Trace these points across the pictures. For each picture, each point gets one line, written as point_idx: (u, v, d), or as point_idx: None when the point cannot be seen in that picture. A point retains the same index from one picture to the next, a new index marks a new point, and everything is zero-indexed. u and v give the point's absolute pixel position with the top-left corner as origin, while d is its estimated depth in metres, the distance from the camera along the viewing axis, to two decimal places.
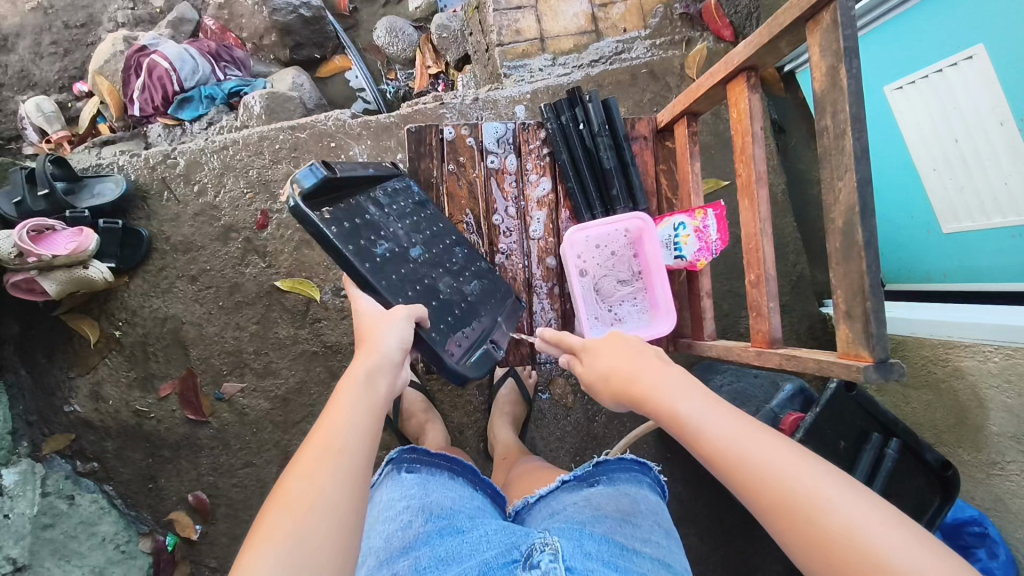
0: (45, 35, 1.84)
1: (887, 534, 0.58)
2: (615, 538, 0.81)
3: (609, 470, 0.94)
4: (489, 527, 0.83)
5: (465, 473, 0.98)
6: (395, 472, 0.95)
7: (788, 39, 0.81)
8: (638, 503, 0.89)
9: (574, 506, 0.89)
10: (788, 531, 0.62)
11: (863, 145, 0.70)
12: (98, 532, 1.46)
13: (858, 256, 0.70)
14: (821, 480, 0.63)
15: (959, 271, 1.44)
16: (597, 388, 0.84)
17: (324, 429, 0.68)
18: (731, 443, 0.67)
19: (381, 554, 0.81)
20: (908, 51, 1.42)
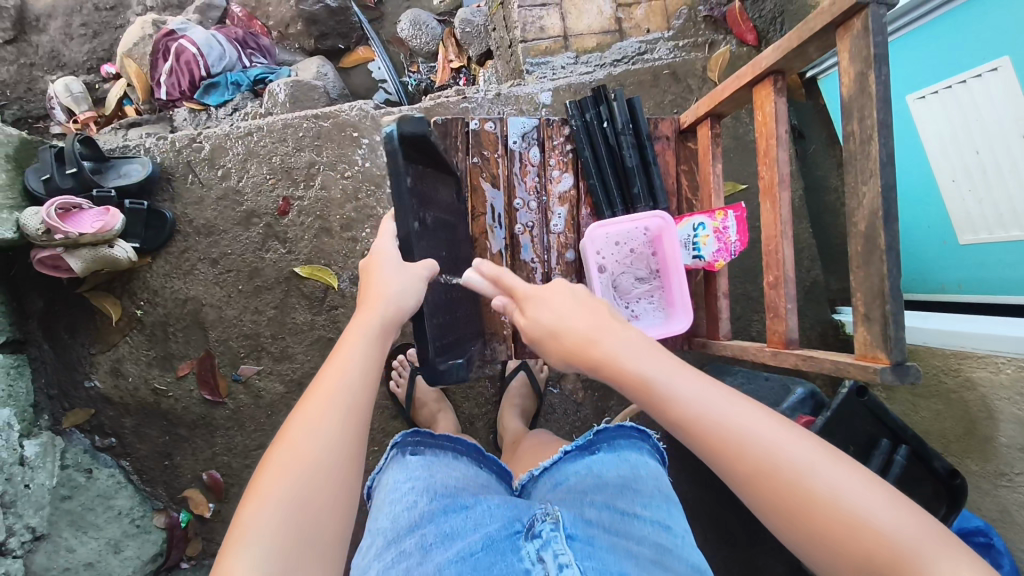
0: (76, 16, 1.87)
1: (855, 488, 0.63)
2: (615, 505, 0.84)
3: (609, 437, 0.95)
4: (492, 502, 0.86)
5: (469, 452, 0.99)
6: (400, 455, 0.92)
7: (817, 44, 0.82)
8: (639, 469, 0.90)
9: (577, 478, 0.91)
10: (755, 490, 0.66)
11: (889, 151, 0.70)
12: (114, 505, 1.50)
13: (880, 260, 0.71)
14: (799, 448, 0.67)
15: (972, 282, 1.46)
16: (543, 343, 0.81)
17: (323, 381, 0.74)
18: (705, 413, 0.70)
19: (388, 534, 0.80)
20: (935, 61, 1.42)
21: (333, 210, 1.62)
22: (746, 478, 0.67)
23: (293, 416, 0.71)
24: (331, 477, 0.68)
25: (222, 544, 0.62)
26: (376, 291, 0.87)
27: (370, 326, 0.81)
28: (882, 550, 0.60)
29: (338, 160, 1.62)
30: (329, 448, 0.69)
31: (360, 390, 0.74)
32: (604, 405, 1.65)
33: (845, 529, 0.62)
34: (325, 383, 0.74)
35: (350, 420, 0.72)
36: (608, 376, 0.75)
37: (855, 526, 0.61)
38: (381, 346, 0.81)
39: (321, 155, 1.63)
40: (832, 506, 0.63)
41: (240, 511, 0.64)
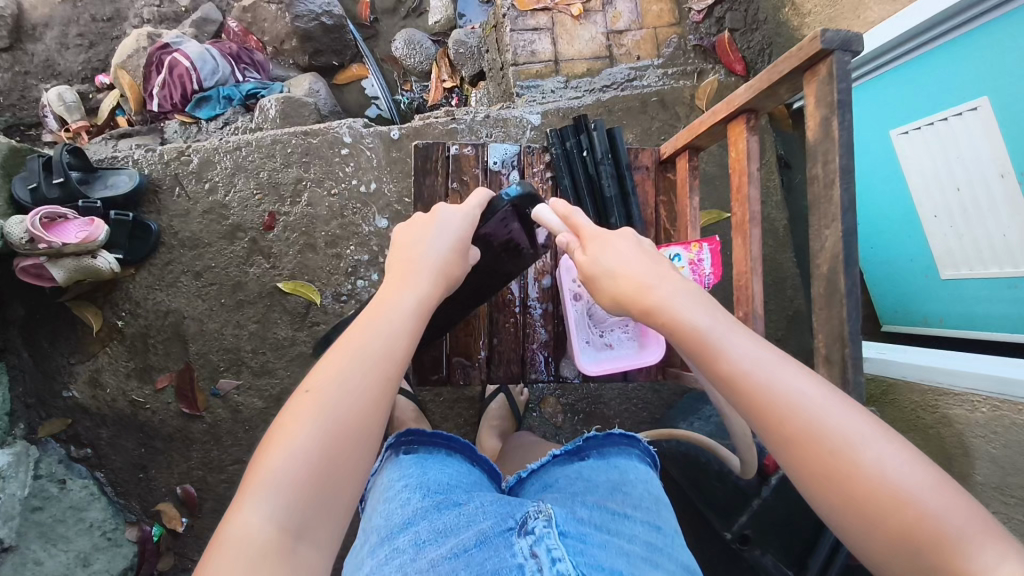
0: (73, 27, 1.89)
1: (903, 465, 0.57)
2: (607, 506, 0.83)
3: (599, 446, 0.96)
4: (485, 499, 0.83)
5: (462, 451, 0.98)
6: (394, 456, 0.95)
7: (786, 86, 0.83)
8: (628, 474, 0.91)
9: (566, 480, 0.91)
10: (792, 449, 0.61)
11: (850, 196, 0.72)
12: (86, 518, 1.49)
13: (840, 303, 0.72)
14: (850, 418, 0.61)
15: (952, 316, 1.48)
16: (598, 283, 0.82)
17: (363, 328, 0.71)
18: (756, 368, 0.64)
19: (381, 531, 0.80)
20: (918, 97, 1.44)
21: (318, 226, 1.62)
22: (788, 441, 0.61)
23: (326, 360, 0.68)
24: (359, 425, 0.64)
25: (242, 482, 0.60)
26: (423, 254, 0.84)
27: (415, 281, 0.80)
28: (923, 528, 0.54)
29: (325, 177, 1.63)
30: (360, 398, 0.65)
31: (399, 348, 0.71)
32: (584, 430, 1.65)
33: (887, 503, 0.56)
34: (361, 336, 0.71)
35: (385, 375, 0.68)
36: (659, 323, 0.73)
37: (898, 498, 0.56)
38: (427, 310, 0.79)
39: (309, 171, 1.63)
40: (875, 477, 0.57)
41: (261, 448, 0.62)
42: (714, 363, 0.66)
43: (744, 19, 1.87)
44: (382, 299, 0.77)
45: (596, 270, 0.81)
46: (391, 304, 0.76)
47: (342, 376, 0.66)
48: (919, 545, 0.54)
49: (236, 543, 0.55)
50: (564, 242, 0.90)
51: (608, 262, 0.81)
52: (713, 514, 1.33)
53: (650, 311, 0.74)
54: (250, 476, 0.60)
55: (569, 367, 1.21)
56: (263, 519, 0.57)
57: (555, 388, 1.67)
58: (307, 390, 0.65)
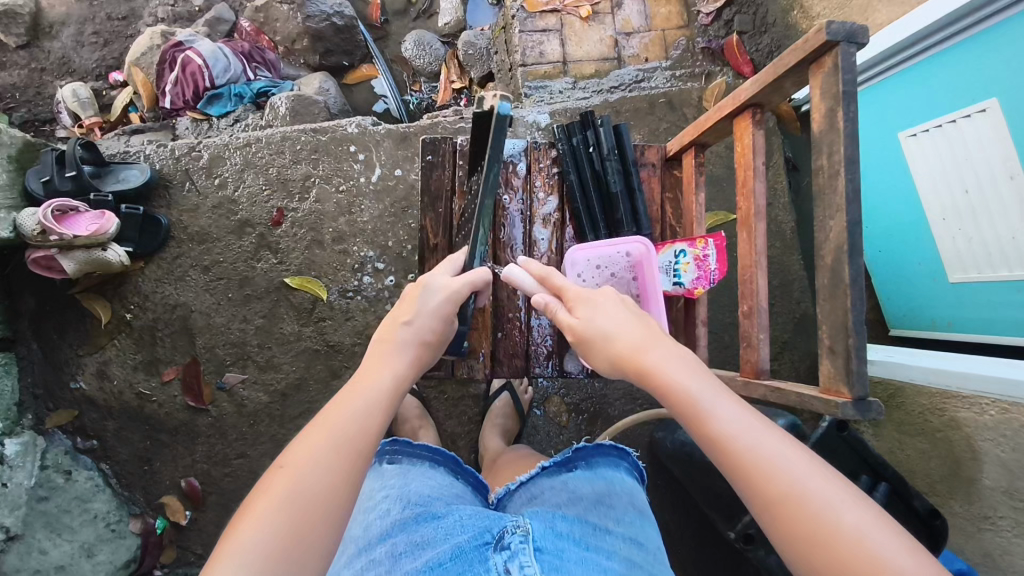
0: (88, 25, 1.91)
1: (885, 538, 0.60)
2: (588, 519, 0.85)
3: (587, 457, 0.98)
4: (463, 513, 0.86)
5: (447, 463, 1.03)
6: (378, 464, 1.00)
7: (792, 80, 0.83)
8: (614, 485, 0.93)
9: (552, 491, 0.93)
10: (777, 516, 0.64)
11: (855, 187, 0.71)
12: (91, 509, 1.50)
13: (844, 293, 0.71)
14: (832, 487, 0.64)
15: (959, 320, 1.47)
16: (591, 346, 0.83)
17: (339, 409, 0.72)
18: (741, 433, 0.68)
19: (360, 542, 0.84)
20: (929, 98, 1.43)
21: (325, 222, 1.63)
22: (770, 503, 0.65)
23: (301, 442, 0.68)
24: (326, 514, 0.63)
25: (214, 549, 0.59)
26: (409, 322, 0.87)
27: (394, 361, 0.82)
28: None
29: (334, 174, 1.65)
30: (341, 469, 0.67)
31: (377, 419, 0.73)
32: (588, 430, 1.65)
33: (866, 569, 0.58)
34: (337, 413, 0.72)
35: (364, 443, 0.70)
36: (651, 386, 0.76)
37: (874, 567, 0.58)
38: (405, 385, 0.81)
39: (317, 168, 1.65)
40: (855, 544, 0.60)
41: (238, 515, 0.62)
42: (702, 425, 0.70)
43: (753, 22, 1.87)
44: (365, 373, 0.79)
45: (589, 329, 0.83)
46: (372, 376, 0.79)
47: (315, 460, 0.66)
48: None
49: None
50: (542, 301, 0.91)
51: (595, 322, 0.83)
52: (717, 514, 1.32)
53: (645, 371, 0.77)
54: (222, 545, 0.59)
55: (573, 363, 1.21)
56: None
57: (560, 387, 1.67)
58: (289, 455, 0.66)
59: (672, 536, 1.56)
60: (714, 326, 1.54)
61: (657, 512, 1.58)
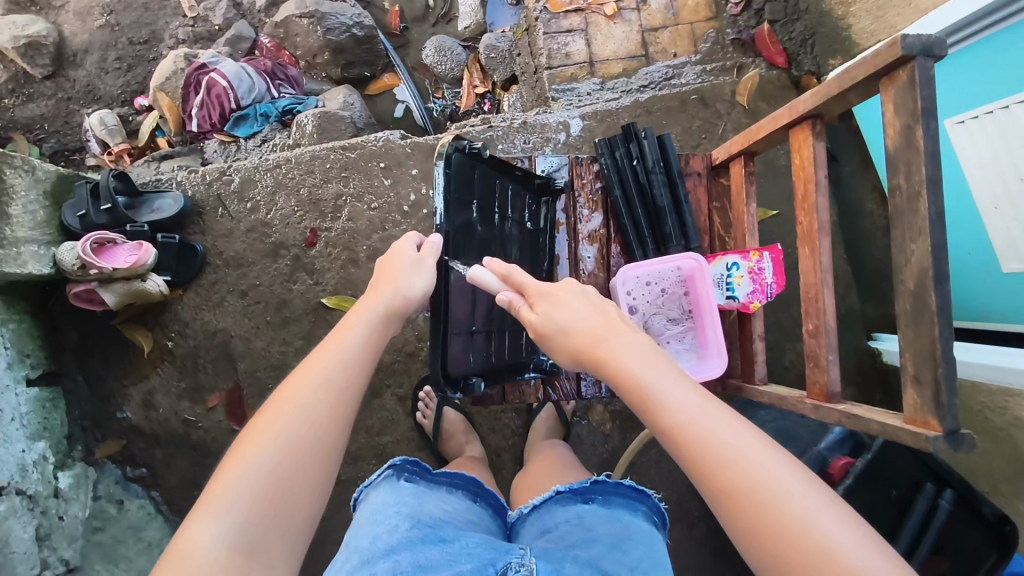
0: (111, 51, 1.90)
1: (834, 530, 0.60)
2: (600, 564, 0.78)
3: (605, 493, 0.93)
4: (471, 540, 0.83)
5: (465, 486, 1.01)
6: (394, 477, 0.96)
7: (858, 92, 0.79)
8: (631, 530, 0.86)
9: (566, 525, 0.88)
10: (727, 509, 0.64)
11: (939, 208, 0.68)
12: (144, 537, 1.54)
13: (930, 321, 0.68)
14: (784, 476, 0.64)
15: (1016, 311, 1.43)
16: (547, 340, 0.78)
17: (319, 358, 0.78)
18: (693, 424, 0.67)
19: (364, 553, 0.79)
20: (983, 82, 1.36)
21: (359, 241, 1.62)
22: (722, 497, 0.64)
23: (285, 391, 0.75)
24: (313, 454, 0.72)
25: (198, 499, 0.66)
26: (385, 284, 0.85)
27: (372, 313, 0.83)
28: None
29: (365, 191, 1.63)
30: (315, 432, 0.72)
31: (351, 380, 0.77)
32: (632, 437, 1.63)
33: (809, 563, 0.59)
34: (317, 367, 0.77)
35: (339, 406, 0.75)
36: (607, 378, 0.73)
37: (821, 562, 0.58)
38: (377, 343, 0.82)
39: (348, 186, 1.63)
40: (799, 537, 0.60)
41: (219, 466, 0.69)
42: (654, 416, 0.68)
43: (784, 10, 1.81)
44: (337, 333, 0.81)
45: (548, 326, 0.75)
46: (346, 330, 0.81)
47: (300, 405, 0.73)
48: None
49: (185, 560, 0.62)
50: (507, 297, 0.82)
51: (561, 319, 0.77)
52: None
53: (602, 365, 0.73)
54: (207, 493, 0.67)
55: None
56: (211, 537, 0.63)
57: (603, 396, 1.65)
58: (267, 414, 0.73)
59: (724, 544, 1.54)
60: None
61: (706, 520, 1.56)
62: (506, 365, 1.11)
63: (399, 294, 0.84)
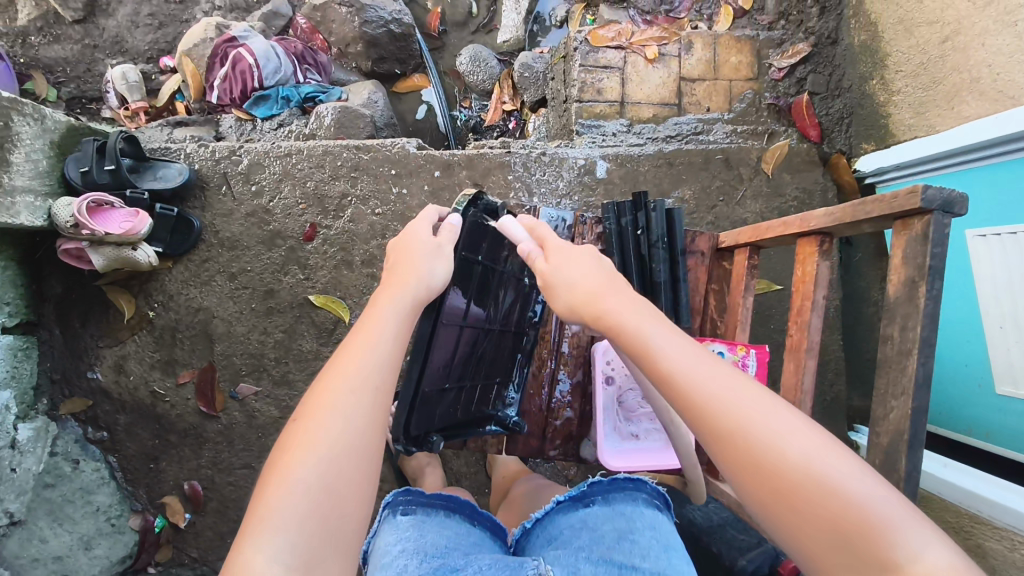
0: (145, 5, 1.87)
1: (832, 463, 0.60)
2: (613, 559, 0.82)
3: (604, 492, 0.96)
4: (482, 563, 0.83)
5: (462, 509, 0.99)
6: (390, 515, 0.95)
7: (870, 224, 0.77)
8: (635, 521, 0.90)
9: (572, 531, 0.91)
10: (726, 454, 0.63)
11: (927, 372, 0.66)
12: (93, 501, 1.53)
13: (896, 484, 0.67)
14: (774, 416, 0.64)
15: (997, 434, 1.41)
16: (555, 296, 0.80)
17: (350, 349, 0.74)
18: (688, 375, 0.67)
19: None
20: (1006, 202, 1.32)
21: (356, 244, 1.60)
22: (719, 441, 0.63)
23: (319, 391, 0.71)
24: (359, 454, 0.68)
25: (245, 523, 0.63)
26: (409, 273, 0.84)
27: (399, 304, 0.80)
28: (851, 518, 0.57)
29: (371, 195, 1.61)
30: (359, 430, 0.69)
31: (387, 373, 0.74)
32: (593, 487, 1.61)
33: (812, 495, 0.58)
34: (351, 356, 0.73)
35: (380, 400, 0.72)
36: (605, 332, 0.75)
37: (823, 490, 0.58)
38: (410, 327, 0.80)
39: (355, 187, 1.61)
40: (798, 469, 0.60)
41: (263, 490, 0.65)
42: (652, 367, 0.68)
43: (826, 83, 1.78)
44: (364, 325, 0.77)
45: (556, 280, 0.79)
46: (376, 314, 0.79)
47: (339, 406, 0.69)
48: (849, 538, 0.56)
49: None
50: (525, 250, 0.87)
51: (564, 270, 0.81)
52: None
53: (601, 319, 0.74)
54: (253, 517, 0.63)
55: (588, 449, 1.23)
56: (267, 561, 0.60)
57: None
58: (304, 425, 0.68)
59: None
60: None
61: None
62: (468, 420, 1.08)
63: (421, 281, 0.84)
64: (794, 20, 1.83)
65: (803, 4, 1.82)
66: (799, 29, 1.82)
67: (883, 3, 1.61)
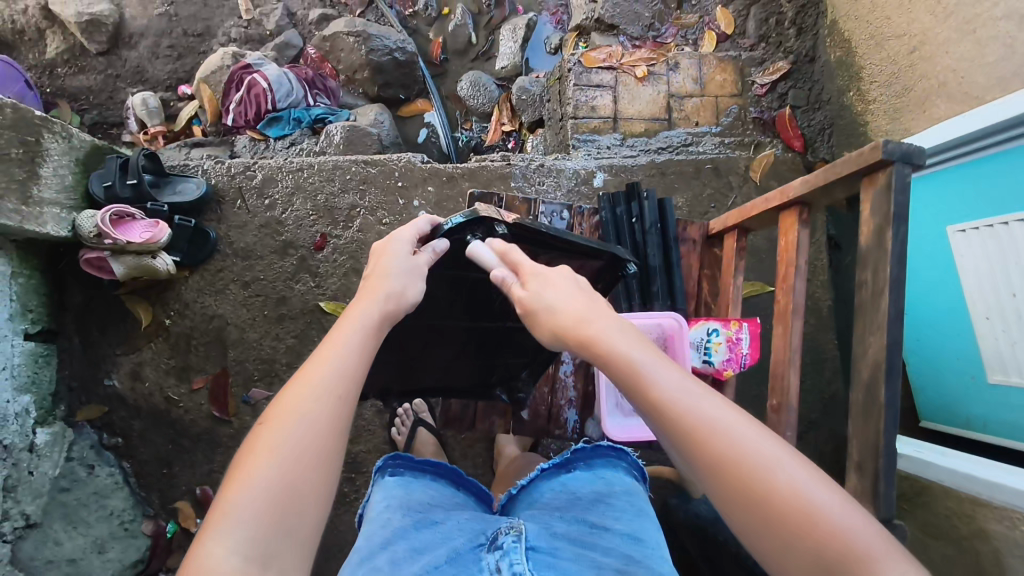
0: (165, 38, 1.99)
1: (825, 496, 0.62)
2: (586, 518, 0.87)
3: (584, 458, 1.01)
4: (462, 518, 0.90)
5: (449, 475, 1.04)
6: (379, 477, 1.00)
7: (844, 188, 0.84)
8: (612, 485, 0.96)
9: (551, 494, 0.96)
10: (722, 483, 0.65)
11: (898, 309, 0.72)
12: (108, 505, 1.56)
13: (878, 414, 0.73)
14: (768, 446, 0.66)
15: (989, 421, 1.45)
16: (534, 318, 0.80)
17: (308, 364, 0.76)
18: (685, 403, 0.68)
19: (361, 550, 0.81)
20: (982, 198, 1.37)
21: (365, 252, 1.68)
22: (717, 469, 0.65)
23: (282, 397, 0.73)
24: (318, 458, 0.70)
25: (205, 518, 0.64)
26: (375, 289, 0.86)
27: (368, 313, 0.83)
28: (840, 550, 0.59)
29: (378, 206, 1.69)
30: (315, 435, 0.71)
31: (351, 382, 0.76)
32: None
33: (806, 526, 0.61)
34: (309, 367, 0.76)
35: (337, 412, 0.73)
36: (592, 357, 0.75)
37: (814, 520, 0.61)
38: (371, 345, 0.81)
39: (364, 199, 1.69)
40: (793, 499, 0.62)
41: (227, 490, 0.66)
42: (646, 396, 0.69)
43: (807, 97, 1.90)
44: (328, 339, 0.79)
45: (538, 302, 0.79)
46: (337, 331, 0.80)
47: (298, 414, 0.71)
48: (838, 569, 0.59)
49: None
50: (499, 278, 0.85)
51: (545, 295, 0.80)
52: None
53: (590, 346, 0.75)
54: (217, 509, 0.64)
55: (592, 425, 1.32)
56: (227, 553, 0.61)
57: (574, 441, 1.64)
58: (269, 426, 0.70)
59: None
60: (738, 400, 1.54)
61: None
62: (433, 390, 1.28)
63: (388, 296, 0.85)
64: (774, 41, 1.96)
65: (780, 27, 1.95)
66: (778, 49, 1.95)
67: (856, 21, 1.73)
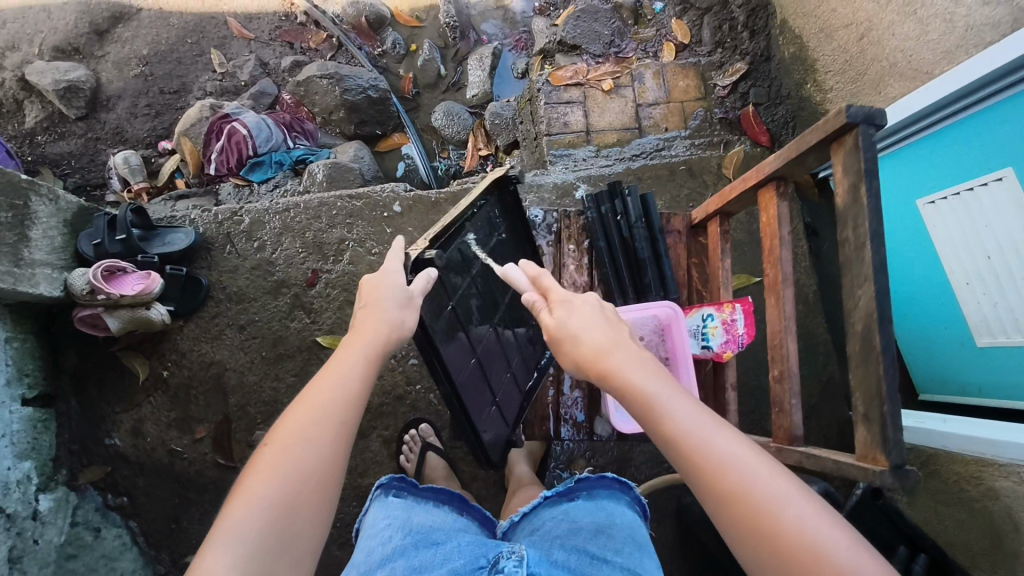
0: (142, 98, 2.06)
1: (830, 533, 0.61)
2: (587, 547, 0.83)
3: (589, 487, 0.98)
4: (462, 541, 0.87)
5: (452, 502, 1.02)
6: (383, 495, 0.99)
7: (814, 155, 0.88)
8: (615, 517, 0.92)
9: (552, 521, 0.92)
10: (730, 511, 0.64)
11: (881, 258, 0.76)
12: (117, 568, 1.53)
13: (876, 360, 0.76)
14: (775, 478, 0.65)
15: (986, 386, 1.44)
16: (558, 346, 0.80)
17: (307, 396, 0.76)
18: (696, 431, 0.68)
19: (360, 567, 0.84)
20: (944, 168, 1.41)
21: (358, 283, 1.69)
22: (725, 498, 0.65)
23: (286, 421, 0.74)
24: (318, 487, 0.70)
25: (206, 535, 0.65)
26: (373, 325, 0.84)
27: (365, 350, 0.82)
28: None
29: (367, 237, 1.72)
30: (323, 460, 0.72)
31: (349, 412, 0.76)
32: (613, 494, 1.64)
33: (808, 559, 0.59)
34: (310, 399, 0.76)
35: (340, 440, 0.74)
36: (609, 385, 0.75)
37: (816, 553, 0.59)
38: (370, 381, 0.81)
39: (352, 232, 1.72)
40: (796, 534, 0.61)
41: (229, 505, 0.67)
42: (657, 423, 0.70)
43: (767, 95, 1.97)
44: (320, 370, 0.79)
45: (561, 330, 0.79)
46: (338, 365, 0.80)
47: (302, 438, 0.72)
48: None
49: None
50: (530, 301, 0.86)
51: (569, 323, 0.80)
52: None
53: (607, 374, 0.74)
54: (216, 527, 0.65)
55: (602, 427, 1.33)
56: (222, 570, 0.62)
57: (585, 450, 1.64)
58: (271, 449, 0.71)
59: None
60: (741, 390, 1.57)
61: None
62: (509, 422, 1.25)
63: (386, 332, 0.84)
64: (729, 46, 2.05)
65: (734, 32, 2.04)
66: (734, 53, 2.04)
67: (804, 17, 1.82)
